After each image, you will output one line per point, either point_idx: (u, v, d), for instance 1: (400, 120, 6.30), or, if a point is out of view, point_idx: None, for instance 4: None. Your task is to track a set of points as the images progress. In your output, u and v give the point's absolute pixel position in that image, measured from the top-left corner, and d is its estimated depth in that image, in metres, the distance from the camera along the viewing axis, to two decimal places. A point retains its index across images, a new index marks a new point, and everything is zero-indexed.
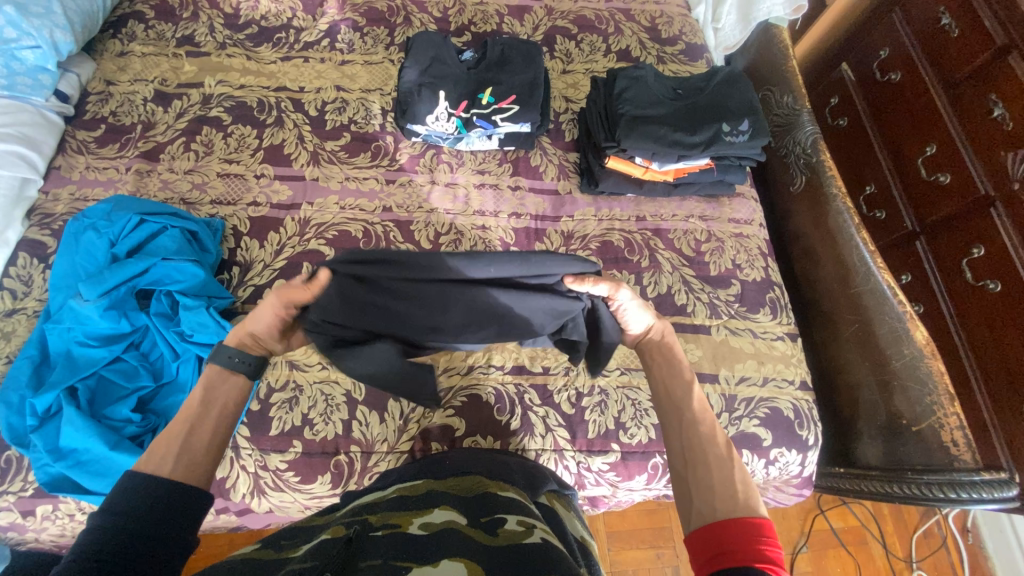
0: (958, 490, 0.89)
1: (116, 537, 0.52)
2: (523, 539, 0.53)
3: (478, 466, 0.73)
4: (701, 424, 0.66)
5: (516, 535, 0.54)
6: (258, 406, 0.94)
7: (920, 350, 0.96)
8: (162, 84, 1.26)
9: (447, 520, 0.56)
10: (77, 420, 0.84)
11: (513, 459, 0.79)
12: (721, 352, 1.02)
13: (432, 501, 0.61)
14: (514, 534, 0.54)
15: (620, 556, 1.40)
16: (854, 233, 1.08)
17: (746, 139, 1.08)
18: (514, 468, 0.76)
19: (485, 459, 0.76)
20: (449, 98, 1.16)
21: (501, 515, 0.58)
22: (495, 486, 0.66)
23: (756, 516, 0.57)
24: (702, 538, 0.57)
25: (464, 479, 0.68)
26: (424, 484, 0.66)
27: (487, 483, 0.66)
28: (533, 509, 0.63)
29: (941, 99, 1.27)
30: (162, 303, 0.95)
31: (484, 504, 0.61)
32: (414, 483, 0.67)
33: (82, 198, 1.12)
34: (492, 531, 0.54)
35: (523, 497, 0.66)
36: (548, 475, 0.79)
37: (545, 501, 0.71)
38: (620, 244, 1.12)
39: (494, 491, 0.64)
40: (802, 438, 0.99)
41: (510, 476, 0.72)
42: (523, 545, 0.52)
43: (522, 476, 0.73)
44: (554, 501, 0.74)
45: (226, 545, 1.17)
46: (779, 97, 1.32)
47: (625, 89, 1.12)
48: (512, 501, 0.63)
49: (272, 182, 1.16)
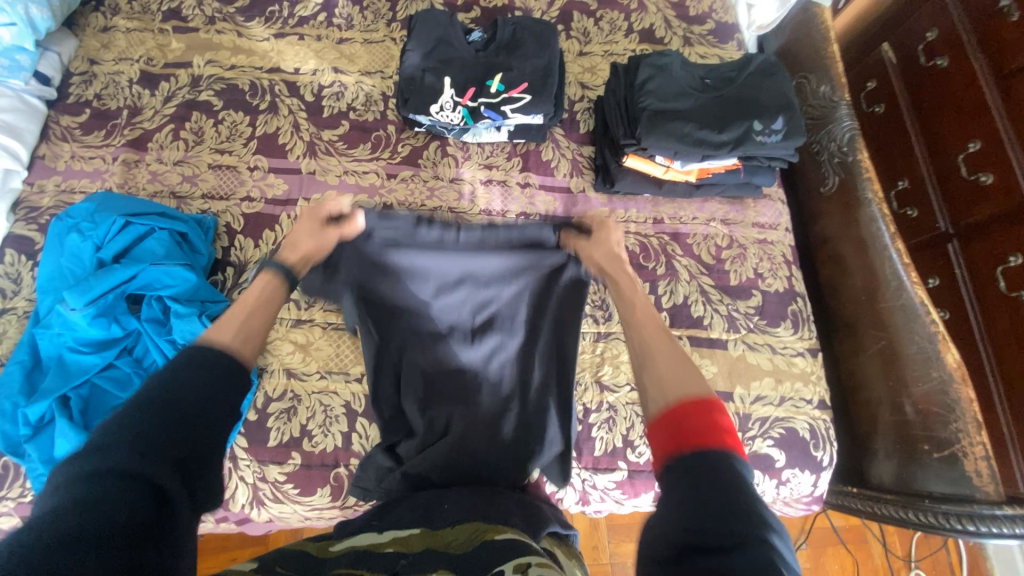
0: (978, 522, 0.86)
1: (181, 378, 0.56)
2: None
3: (476, 510, 0.71)
4: (646, 335, 0.69)
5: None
6: (255, 416, 0.92)
7: (950, 373, 0.89)
8: (148, 64, 1.17)
9: None
10: (69, 433, 0.81)
11: (513, 496, 0.79)
12: (737, 368, 0.98)
13: (426, 561, 0.59)
14: None
15: (620, 550, 1.41)
16: (889, 243, 1.00)
17: (779, 139, 0.98)
18: (512, 508, 0.74)
19: (481, 501, 0.74)
20: (455, 85, 1.07)
21: (497, 569, 0.56)
22: (492, 532, 0.64)
23: (704, 392, 0.58)
24: (659, 426, 0.57)
25: (461, 530, 0.66)
26: (421, 538, 0.65)
27: (484, 531, 0.64)
28: (532, 550, 0.62)
29: (989, 92, 1.14)
30: (153, 308, 0.90)
31: (479, 556, 0.58)
32: (410, 536, 0.65)
33: (68, 190, 1.06)
34: None
35: (520, 538, 0.64)
36: (551, 515, 0.77)
37: (546, 545, 0.69)
38: (635, 248, 1.05)
39: (489, 538, 0.62)
40: (816, 459, 0.95)
41: (507, 516, 0.70)
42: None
43: (522, 516, 0.72)
44: (555, 546, 0.71)
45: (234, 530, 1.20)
46: (815, 86, 1.21)
47: (648, 79, 1.02)
48: (508, 545, 0.61)
49: (267, 175, 1.09)
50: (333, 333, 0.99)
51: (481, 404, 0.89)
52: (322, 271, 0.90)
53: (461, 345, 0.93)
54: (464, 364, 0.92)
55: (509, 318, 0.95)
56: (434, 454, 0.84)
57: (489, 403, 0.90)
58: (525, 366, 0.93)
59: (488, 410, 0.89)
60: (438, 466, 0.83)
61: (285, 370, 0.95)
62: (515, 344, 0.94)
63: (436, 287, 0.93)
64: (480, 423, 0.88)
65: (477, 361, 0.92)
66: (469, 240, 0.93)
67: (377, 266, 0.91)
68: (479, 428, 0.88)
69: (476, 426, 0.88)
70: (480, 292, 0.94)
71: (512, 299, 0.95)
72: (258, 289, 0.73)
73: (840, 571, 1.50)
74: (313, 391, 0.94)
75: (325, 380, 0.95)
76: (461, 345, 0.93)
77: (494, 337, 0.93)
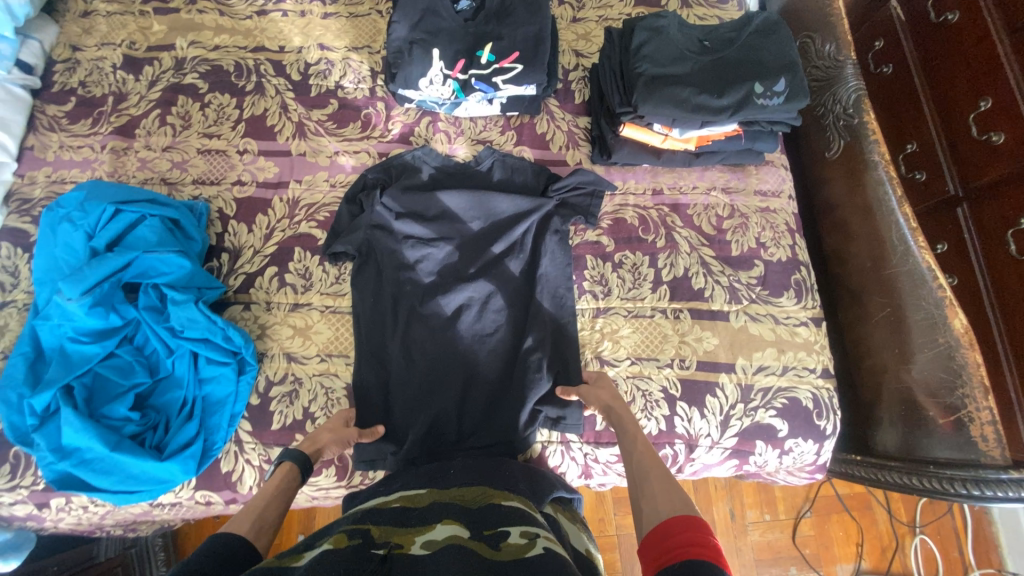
0: (983, 487, 0.85)
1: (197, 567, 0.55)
2: (526, 551, 0.55)
3: (481, 475, 0.77)
4: (645, 459, 0.74)
5: (519, 548, 0.56)
6: (258, 400, 0.93)
7: (957, 339, 0.87)
8: (131, 48, 1.14)
9: (450, 535, 0.59)
10: (75, 421, 0.81)
11: (517, 464, 0.83)
12: (739, 340, 0.96)
13: (434, 516, 0.65)
14: (517, 547, 0.57)
15: (627, 521, 1.45)
16: (895, 208, 0.98)
17: (782, 102, 0.94)
18: (519, 475, 0.80)
19: (487, 467, 0.80)
20: (444, 57, 1.03)
21: (503, 528, 0.62)
22: (499, 497, 0.70)
23: (688, 511, 0.61)
24: (647, 547, 0.59)
25: (469, 491, 0.72)
26: (427, 496, 0.72)
27: (491, 494, 0.71)
28: (537, 517, 0.67)
29: (1001, 46, 1.08)
30: (150, 296, 0.90)
31: (488, 517, 0.65)
32: (418, 494, 0.72)
33: (59, 181, 1.05)
34: (495, 546, 0.58)
35: (524, 505, 0.70)
36: (556, 483, 0.83)
37: (550, 510, 0.75)
38: (634, 221, 1.04)
39: (497, 502, 0.69)
40: (820, 428, 0.94)
41: (513, 483, 0.76)
42: (526, 558, 0.54)
43: (526, 484, 0.77)
44: (558, 510, 0.78)
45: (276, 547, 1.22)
46: (820, 45, 1.17)
47: (644, 43, 0.98)
48: (514, 511, 0.66)
49: (257, 158, 1.07)
50: (332, 316, 0.98)
51: (482, 369, 0.94)
52: (346, 221, 1.01)
53: (454, 298, 0.97)
54: (458, 316, 0.97)
55: (501, 265, 1.00)
56: (441, 414, 0.91)
57: (487, 355, 0.95)
58: (518, 313, 0.98)
59: (486, 377, 0.94)
60: (449, 424, 0.91)
61: (285, 354, 0.95)
62: (506, 292, 0.99)
63: (437, 238, 1.01)
64: (480, 378, 0.94)
65: (470, 313, 0.97)
66: (465, 193, 1.02)
67: (385, 227, 1.00)
68: (480, 385, 0.93)
69: (478, 391, 0.93)
70: (472, 245, 1.01)
71: (501, 249, 1.01)
72: (273, 482, 0.74)
73: (844, 536, 1.52)
74: (314, 374, 0.95)
75: (326, 363, 0.95)
76: (454, 296, 0.97)
77: (486, 285, 0.98)
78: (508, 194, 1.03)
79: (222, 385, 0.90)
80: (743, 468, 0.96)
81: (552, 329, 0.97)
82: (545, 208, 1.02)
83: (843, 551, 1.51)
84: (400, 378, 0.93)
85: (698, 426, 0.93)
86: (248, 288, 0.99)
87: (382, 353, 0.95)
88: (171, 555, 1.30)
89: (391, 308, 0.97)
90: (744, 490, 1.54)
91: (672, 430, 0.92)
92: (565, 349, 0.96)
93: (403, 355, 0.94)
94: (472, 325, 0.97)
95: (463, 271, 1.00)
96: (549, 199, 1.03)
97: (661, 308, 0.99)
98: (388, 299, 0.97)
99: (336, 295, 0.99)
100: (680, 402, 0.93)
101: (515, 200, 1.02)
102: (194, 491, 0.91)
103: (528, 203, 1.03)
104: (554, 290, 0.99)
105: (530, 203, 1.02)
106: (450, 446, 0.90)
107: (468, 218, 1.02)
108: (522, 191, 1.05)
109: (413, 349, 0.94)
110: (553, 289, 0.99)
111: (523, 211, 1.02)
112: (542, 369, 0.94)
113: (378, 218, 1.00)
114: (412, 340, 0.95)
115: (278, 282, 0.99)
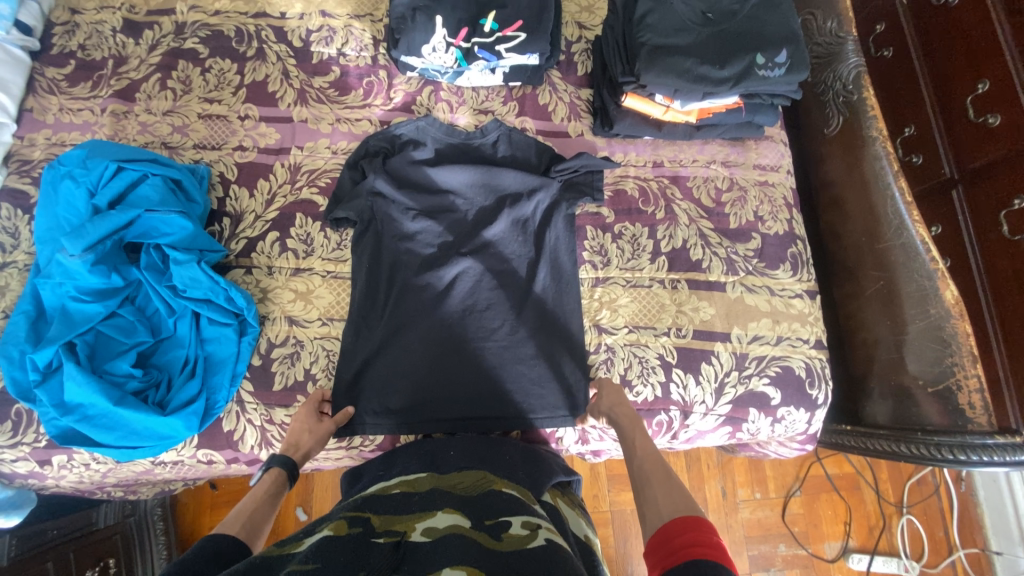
0: (966, 452, 0.88)
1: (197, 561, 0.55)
2: (528, 543, 0.54)
3: (481, 458, 0.76)
4: (643, 462, 0.75)
5: (521, 540, 0.55)
6: (259, 360, 0.94)
7: (947, 309, 0.90)
8: (131, 12, 1.13)
9: (451, 524, 0.57)
10: (77, 376, 0.81)
11: (514, 448, 0.82)
12: (735, 310, 0.98)
13: (434, 503, 0.62)
14: (519, 540, 0.55)
15: (620, 496, 1.47)
16: (892, 182, 1.00)
17: (783, 74, 0.95)
18: (517, 460, 0.78)
19: (486, 450, 0.79)
20: (448, 24, 1.02)
21: (505, 518, 0.60)
22: (499, 483, 0.68)
23: (691, 512, 0.62)
24: (652, 549, 0.60)
25: (468, 475, 0.70)
26: (427, 480, 0.69)
27: (491, 480, 0.69)
28: (537, 508, 0.65)
29: (1000, 27, 1.06)
30: (152, 256, 0.90)
31: (490, 505, 0.62)
32: (417, 478, 0.70)
33: (59, 143, 1.04)
34: (498, 536, 0.56)
35: (524, 494, 0.68)
36: (554, 468, 0.81)
37: (548, 498, 0.74)
38: (634, 193, 1.05)
39: (497, 489, 0.67)
40: (812, 397, 0.96)
41: (512, 470, 0.74)
42: (529, 550, 0.53)
43: (525, 471, 0.75)
44: (557, 495, 0.77)
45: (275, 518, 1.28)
46: (822, 22, 1.18)
47: (647, 13, 0.98)
48: (516, 501, 0.64)
49: (258, 124, 1.07)
50: (334, 282, 0.99)
51: (473, 344, 0.94)
52: (345, 191, 1.00)
53: (449, 269, 0.97)
54: (452, 288, 0.97)
55: (500, 240, 1.00)
56: (434, 384, 0.92)
57: (480, 329, 0.95)
58: (511, 285, 0.98)
59: (479, 351, 0.94)
60: (441, 395, 0.92)
61: (286, 317, 0.96)
62: (503, 265, 0.99)
63: (436, 212, 1.01)
64: (472, 351, 0.94)
65: (463, 284, 0.97)
66: (468, 170, 1.02)
67: (385, 198, 1.00)
68: (472, 357, 0.93)
69: (469, 365, 0.93)
70: (471, 221, 1.02)
71: (505, 224, 1.01)
72: (263, 488, 0.74)
73: (832, 515, 1.55)
74: (315, 336, 0.96)
75: (326, 326, 0.96)
76: (451, 268, 0.97)
77: (481, 260, 0.99)
78: (509, 174, 1.02)
79: (224, 345, 0.91)
80: (736, 435, 0.98)
81: (544, 307, 0.97)
82: (551, 188, 1.02)
83: (831, 529, 1.54)
84: (394, 352, 0.93)
85: (692, 394, 0.94)
86: (250, 252, 0.99)
87: (373, 327, 0.94)
88: (169, 527, 1.30)
89: (388, 278, 0.97)
90: (736, 468, 1.56)
91: (667, 396, 0.94)
92: (556, 325, 0.96)
93: (394, 328, 0.94)
94: (463, 298, 0.97)
95: (460, 246, 1.00)
96: (552, 179, 1.03)
97: (658, 279, 1.00)
98: (385, 269, 0.98)
99: (337, 261, 1.00)
100: (675, 369, 0.95)
101: (519, 180, 1.02)
102: (195, 449, 0.92)
103: (532, 181, 1.02)
104: (556, 263, 1.00)
105: (535, 183, 1.02)
106: (443, 418, 0.91)
107: (470, 198, 1.02)
108: (525, 168, 1.05)
109: (406, 322, 0.94)
110: (551, 262, 1.00)
111: (526, 189, 1.02)
112: (538, 340, 0.95)
113: (378, 185, 0.99)
114: (406, 311, 0.95)
115: (279, 247, 1.00)
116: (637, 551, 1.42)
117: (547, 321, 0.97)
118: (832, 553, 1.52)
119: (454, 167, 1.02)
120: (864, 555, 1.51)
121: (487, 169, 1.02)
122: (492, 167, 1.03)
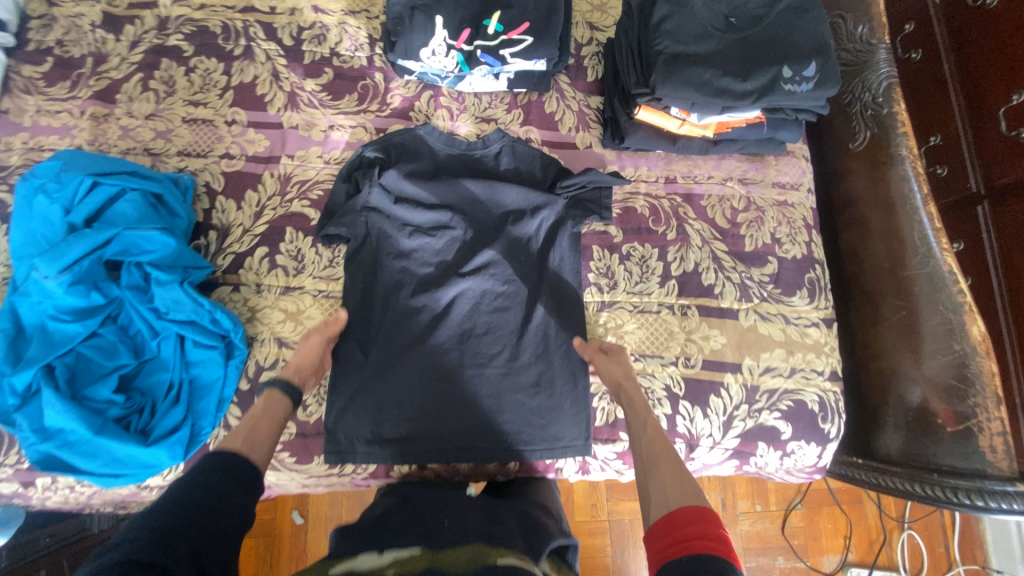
0: (985, 498, 0.84)
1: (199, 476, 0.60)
2: None
3: (478, 529, 0.71)
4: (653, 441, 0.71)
5: None
6: (248, 384, 0.90)
7: (974, 347, 0.86)
8: (111, 4, 1.06)
9: None
10: (56, 403, 0.78)
11: (511, 511, 0.79)
12: (747, 339, 0.93)
13: None
14: None
15: (619, 507, 1.45)
16: (921, 206, 0.94)
17: (811, 88, 0.88)
18: (514, 525, 0.75)
19: (483, 516, 0.75)
20: (449, 25, 0.95)
21: None
22: (494, 555, 0.64)
23: (698, 501, 0.59)
24: (654, 536, 0.58)
25: (462, 551, 0.66)
26: (421, 557, 0.64)
27: (486, 551, 0.65)
28: None
29: None
30: (134, 276, 0.86)
31: None
32: (410, 553, 0.65)
33: (36, 148, 0.98)
34: None
35: (523, 562, 0.65)
36: (553, 530, 0.77)
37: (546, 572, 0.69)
38: (644, 211, 0.99)
39: (493, 561, 0.63)
40: (824, 431, 0.92)
41: (510, 537, 0.71)
42: None
43: (522, 538, 0.72)
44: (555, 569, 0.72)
45: (270, 520, 1.26)
46: (851, 26, 1.11)
47: (666, 17, 0.90)
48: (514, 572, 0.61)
49: (246, 129, 1.01)
50: (325, 301, 0.94)
51: (470, 372, 0.90)
52: (338, 204, 0.94)
53: (447, 290, 0.92)
54: (449, 311, 0.92)
55: (500, 261, 0.94)
56: (429, 414, 0.88)
57: (478, 356, 0.90)
58: (511, 309, 0.93)
59: (475, 379, 0.89)
60: (437, 426, 0.87)
61: (276, 339, 0.92)
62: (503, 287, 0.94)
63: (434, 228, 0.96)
64: (470, 378, 0.89)
65: (461, 306, 0.93)
66: (468, 185, 0.96)
67: (379, 212, 0.94)
68: (469, 387, 0.89)
69: (466, 395, 0.89)
70: (471, 241, 0.96)
71: (507, 245, 0.95)
72: (259, 406, 0.75)
73: (832, 529, 1.53)
74: None
75: None
76: (448, 290, 0.92)
77: (481, 282, 0.93)
78: (512, 189, 0.96)
79: (210, 368, 0.87)
80: (743, 468, 0.95)
81: (546, 332, 0.92)
82: (556, 206, 0.96)
83: (831, 542, 1.52)
84: (387, 380, 0.88)
85: (700, 427, 0.90)
86: (237, 268, 0.94)
87: (366, 352, 0.90)
88: None
89: (382, 299, 0.92)
90: (737, 481, 1.54)
91: (672, 429, 0.90)
92: (558, 352, 0.92)
93: (389, 354, 0.89)
94: (461, 322, 0.92)
95: (459, 267, 0.94)
96: (557, 197, 0.97)
97: (667, 304, 0.95)
98: (379, 288, 0.93)
99: (329, 279, 0.94)
100: (682, 401, 0.90)
101: (522, 197, 0.96)
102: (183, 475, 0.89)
103: (535, 198, 0.97)
104: (560, 286, 0.95)
105: (538, 201, 0.97)
106: (438, 450, 0.87)
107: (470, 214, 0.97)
108: (530, 183, 0.98)
109: (401, 348, 0.90)
110: (554, 286, 0.94)
111: (530, 207, 0.97)
112: (539, 368, 0.91)
113: (373, 199, 0.94)
114: (400, 335, 0.90)
115: (268, 264, 0.95)
116: (634, 560, 1.41)
117: (549, 346, 0.92)
118: (830, 566, 1.50)
119: (454, 181, 0.96)
120: (864, 569, 1.49)
121: (488, 184, 0.96)
122: (494, 181, 0.97)
